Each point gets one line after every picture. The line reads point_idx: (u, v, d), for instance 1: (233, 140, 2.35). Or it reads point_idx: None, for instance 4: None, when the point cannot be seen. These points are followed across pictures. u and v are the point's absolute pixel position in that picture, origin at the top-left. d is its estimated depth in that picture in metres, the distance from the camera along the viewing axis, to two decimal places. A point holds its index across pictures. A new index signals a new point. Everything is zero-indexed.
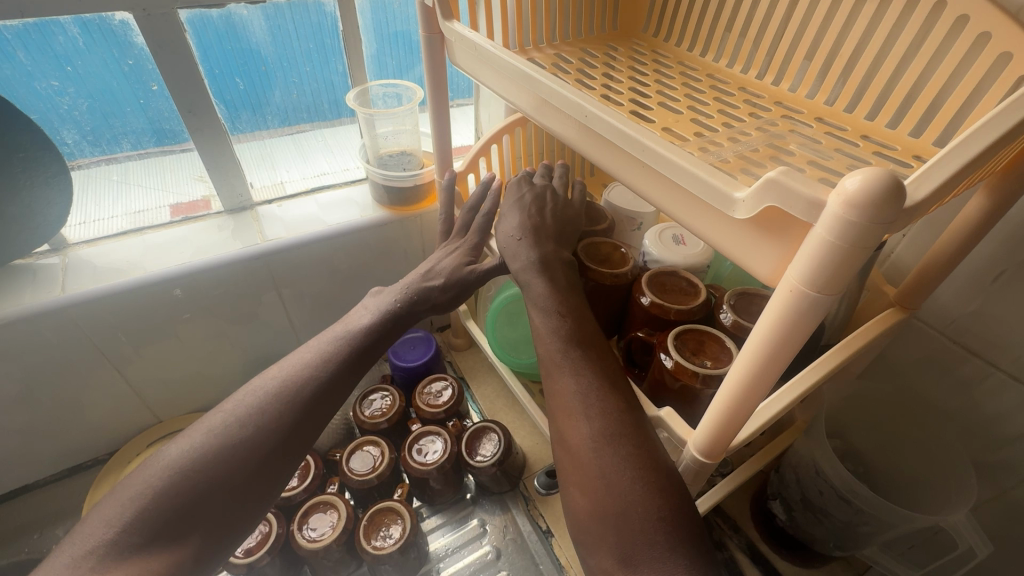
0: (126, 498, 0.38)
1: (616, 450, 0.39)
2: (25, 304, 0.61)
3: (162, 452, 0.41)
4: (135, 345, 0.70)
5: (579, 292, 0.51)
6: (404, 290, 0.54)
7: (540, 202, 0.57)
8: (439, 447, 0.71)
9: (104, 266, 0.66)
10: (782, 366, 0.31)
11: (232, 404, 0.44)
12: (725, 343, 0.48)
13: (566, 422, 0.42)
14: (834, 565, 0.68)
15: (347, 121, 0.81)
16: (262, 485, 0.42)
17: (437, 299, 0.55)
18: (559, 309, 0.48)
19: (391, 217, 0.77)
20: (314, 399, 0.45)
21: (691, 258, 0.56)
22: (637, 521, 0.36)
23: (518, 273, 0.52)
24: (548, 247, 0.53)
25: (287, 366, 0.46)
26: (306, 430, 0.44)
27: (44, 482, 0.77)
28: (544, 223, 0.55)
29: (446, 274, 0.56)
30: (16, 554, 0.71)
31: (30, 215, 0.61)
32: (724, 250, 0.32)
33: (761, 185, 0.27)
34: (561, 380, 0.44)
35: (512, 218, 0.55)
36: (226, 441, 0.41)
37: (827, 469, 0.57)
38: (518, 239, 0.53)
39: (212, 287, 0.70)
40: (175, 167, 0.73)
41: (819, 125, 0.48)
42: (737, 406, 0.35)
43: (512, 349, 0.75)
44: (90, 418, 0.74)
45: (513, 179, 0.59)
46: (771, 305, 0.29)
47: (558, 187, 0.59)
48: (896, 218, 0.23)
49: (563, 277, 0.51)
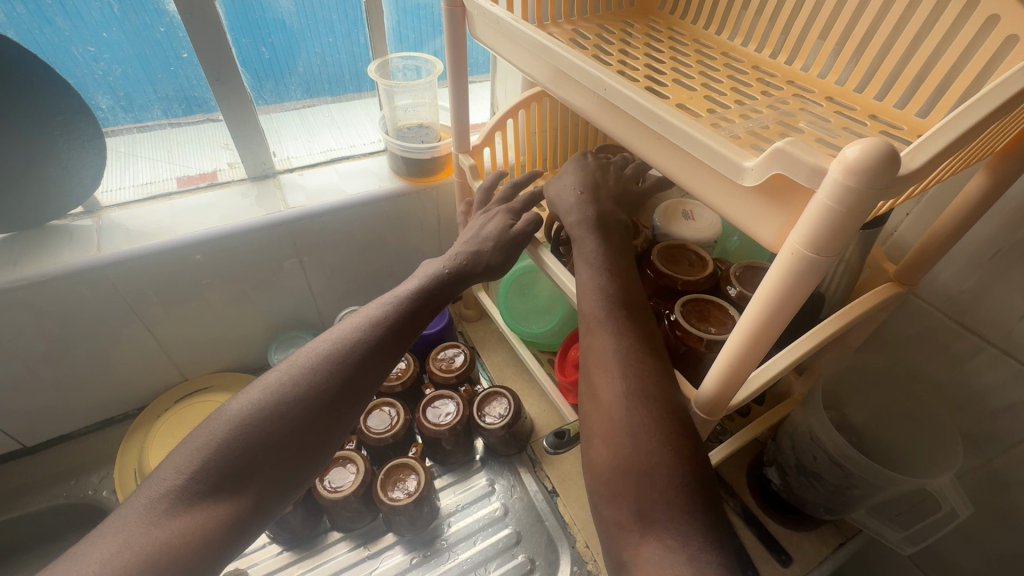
0: (193, 448, 0.42)
1: (647, 411, 0.42)
2: (65, 262, 0.64)
3: (225, 406, 0.44)
4: (164, 306, 0.73)
5: (629, 256, 0.53)
6: (465, 255, 0.58)
7: (604, 167, 0.60)
8: (452, 409, 0.75)
9: (135, 228, 0.68)
10: (781, 328, 0.34)
11: (286, 364, 0.47)
12: (729, 311, 0.51)
13: (601, 378, 0.45)
14: (825, 528, 0.71)
15: (366, 94, 0.84)
16: (314, 442, 0.45)
17: (481, 259, 0.57)
18: (609, 269, 0.50)
19: (408, 188, 0.79)
20: (368, 352, 0.48)
21: (700, 232, 0.58)
22: (659, 479, 0.39)
23: (572, 227, 0.54)
24: (604, 204, 0.56)
25: (337, 330, 0.50)
26: (355, 392, 0.47)
27: (79, 433, 0.81)
28: (605, 184, 0.58)
29: (494, 237, 0.58)
30: (54, 498, 0.76)
31: (68, 176, 0.63)
32: (733, 218, 0.35)
33: (769, 155, 0.29)
34: (604, 338, 0.46)
35: (572, 174, 0.59)
36: (281, 398, 0.44)
37: (822, 436, 0.60)
38: (576, 190, 0.57)
39: (233, 251, 0.72)
40: (182, 140, 0.75)
41: (829, 104, 0.50)
42: (738, 363, 0.38)
43: (524, 320, 0.79)
44: (119, 374, 0.77)
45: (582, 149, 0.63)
46: (774, 267, 0.31)
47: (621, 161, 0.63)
48: (891, 185, 0.25)
49: (616, 238, 0.54)
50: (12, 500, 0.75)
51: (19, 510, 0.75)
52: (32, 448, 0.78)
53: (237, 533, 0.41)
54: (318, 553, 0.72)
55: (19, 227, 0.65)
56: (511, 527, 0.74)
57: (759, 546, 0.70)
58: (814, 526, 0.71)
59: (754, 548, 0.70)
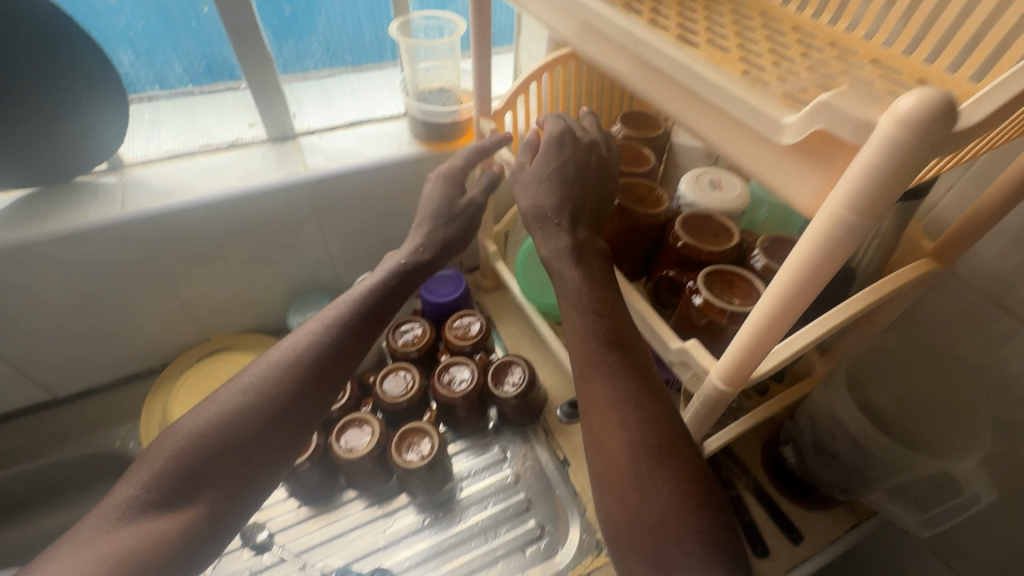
0: (150, 461, 0.44)
1: (652, 462, 0.41)
2: (91, 218, 0.64)
3: (181, 420, 0.47)
4: (187, 264, 0.74)
5: (611, 285, 0.50)
6: (425, 238, 0.60)
7: (582, 174, 0.53)
8: (467, 375, 0.75)
9: (158, 186, 0.69)
10: (813, 295, 0.33)
11: (240, 377, 0.49)
12: (755, 283, 0.49)
13: (603, 430, 0.43)
14: (838, 509, 0.71)
15: (386, 64, 0.87)
16: (269, 450, 0.47)
17: (438, 234, 0.60)
18: (595, 309, 0.48)
19: (428, 153, 0.78)
20: (320, 360, 0.50)
21: (726, 203, 0.57)
22: (674, 532, 0.39)
23: (548, 261, 0.51)
24: (582, 234, 0.51)
25: (291, 340, 0.51)
26: (317, 394, 0.50)
27: (107, 386, 0.84)
28: (581, 203, 0.52)
29: (444, 211, 0.61)
30: (84, 447, 0.78)
31: (92, 133, 0.64)
32: (767, 180, 0.33)
33: (812, 109, 0.27)
34: (594, 386, 0.45)
35: (551, 191, 0.52)
36: (232, 411, 0.46)
37: (843, 415, 0.59)
38: (550, 219, 0.51)
39: (253, 211, 0.72)
40: (204, 110, 0.78)
41: (874, 67, 0.47)
42: (763, 333, 0.37)
43: (541, 290, 0.79)
44: (145, 331, 0.79)
45: (552, 145, 0.54)
46: (809, 231, 0.30)
47: (600, 156, 0.55)
48: (945, 140, 0.24)
49: (598, 268, 0.51)
50: (45, 446, 0.78)
51: (51, 457, 0.78)
52: (63, 398, 0.81)
53: (194, 540, 0.42)
54: (333, 510, 0.74)
55: (47, 181, 0.66)
56: (522, 494, 0.75)
57: (771, 524, 0.70)
58: (828, 507, 0.70)
59: (766, 526, 0.69)
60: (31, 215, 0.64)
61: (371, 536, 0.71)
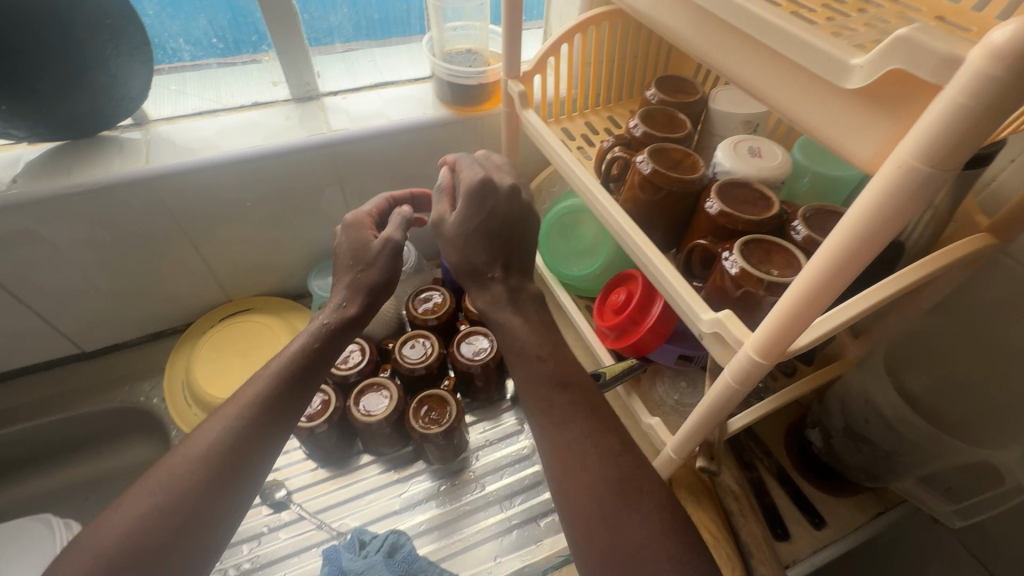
0: (78, 557, 0.42)
1: (616, 497, 0.44)
2: (115, 171, 0.64)
3: (111, 512, 0.45)
4: (210, 224, 0.74)
5: (547, 324, 0.55)
6: (350, 289, 0.58)
7: (507, 224, 0.55)
8: (486, 345, 0.74)
9: (181, 142, 0.68)
10: (865, 262, 0.31)
11: (175, 456, 0.48)
12: (795, 253, 0.47)
13: (568, 475, 0.46)
14: (863, 496, 0.69)
15: (411, 40, 0.86)
16: (208, 529, 0.45)
17: (365, 281, 0.57)
18: (539, 356, 0.51)
19: (453, 117, 0.76)
20: (259, 422, 0.50)
21: (766, 170, 0.53)
22: (650, 559, 0.42)
23: (488, 312, 0.54)
24: (514, 280, 0.55)
25: (228, 409, 0.51)
26: (257, 448, 0.49)
27: (133, 343, 0.85)
28: (510, 249, 0.55)
29: (358, 258, 0.58)
30: (111, 401, 0.80)
31: (117, 85, 0.63)
32: (822, 133, 0.31)
33: (886, 48, 0.25)
34: (550, 430, 0.48)
35: (483, 246, 0.54)
36: (168, 493, 0.45)
37: (879, 398, 0.57)
38: (484, 273, 0.55)
39: (276, 171, 0.71)
40: (229, 80, 0.78)
41: (939, 24, 0.40)
42: (809, 301, 0.34)
43: (564, 261, 0.77)
44: (168, 290, 0.80)
45: (474, 195, 0.54)
46: (872, 185, 0.28)
47: (520, 201, 0.56)
48: None
49: (532, 312, 0.55)
50: (74, 398, 0.80)
51: (78, 410, 0.79)
52: (90, 353, 0.83)
53: None
54: (350, 472, 0.75)
55: (72, 135, 0.66)
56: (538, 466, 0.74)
57: (792, 508, 0.68)
58: (852, 493, 0.69)
59: (787, 510, 0.68)
60: (58, 167, 0.64)
61: (388, 498, 0.72)
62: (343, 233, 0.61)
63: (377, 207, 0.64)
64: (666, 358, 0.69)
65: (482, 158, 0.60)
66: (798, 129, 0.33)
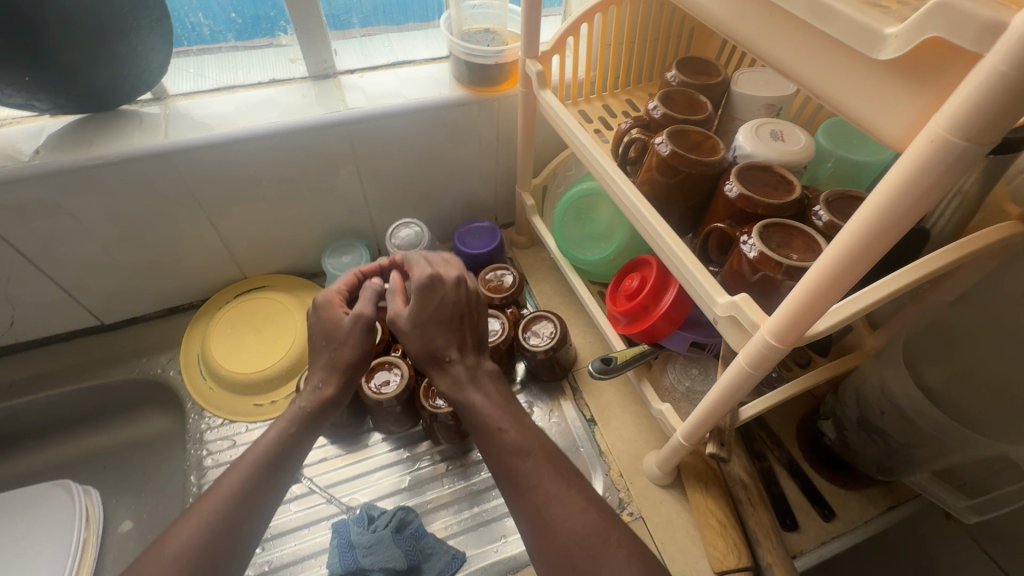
0: None
1: (595, 551, 0.45)
2: (135, 145, 0.65)
3: None
4: (226, 201, 0.74)
5: (506, 394, 0.55)
6: (325, 368, 0.56)
7: (458, 311, 0.56)
8: (497, 328, 0.74)
9: (200, 117, 0.69)
10: (891, 243, 0.30)
11: (160, 549, 0.45)
12: (816, 238, 0.46)
13: (544, 539, 0.46)
14: (875, 490, 0.68)
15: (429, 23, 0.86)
16: None
17: (339, 360, 0.55)
18: (496, 425, 0.51)
19: (469, 97, 0.75)
20: (244, 499, 0.49)
21: (788, 154, 0.52)
22: None
23: (449, 394, 0.53)
24: (471, 359, 0.55)
25: (208, 495, 0.49)
26: (246, 522, 0.48)
27: (151, 316, 0.87)
28: (465, 332, 0.56)
29: (331, 341, 0.56)
30: (128, 372, 0.82)
31: (136, 59, 0.63)
32: (852, 108, 0.31)
33: (922, 16, 0.24)
34: (518, 497, 0.48)
35: (441, 330, 0.54)
36: None
37: (896, 390, 0.57)
38: (448, 357, 0.53)
39: (292, 149, 0.72)
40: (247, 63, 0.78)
41: None
42: (830, 283, 0.33)
43: (578, 246, 0.77)
44: (185, 265, 0.81)
45: (423, 284, 0.55)
46: (903, 161, 0.27)
47: (466, 287, 0.58)
48: None
49: (492, 387, 0.54)
50: (93, 369, 0.82)
51: (97, 380, 0.81)
52: (109, 325, 0.85)
53: None
54: (360, 449, 0.75)
55: (93, 108, 0.66)
56: None
57: (802, 499, 0.67)
58: (864, 487, 0.68)
59: (797, 500, 0.67)
60: (80, 140, 0.65)
61: (397, 476, 0.73)
62: (313, 316, 0.57)
63: (347, 284, 0.60)
64: (678, 346, 0.68)
65: (430, 254, 0.61)
66: (826, 104, 0.33)
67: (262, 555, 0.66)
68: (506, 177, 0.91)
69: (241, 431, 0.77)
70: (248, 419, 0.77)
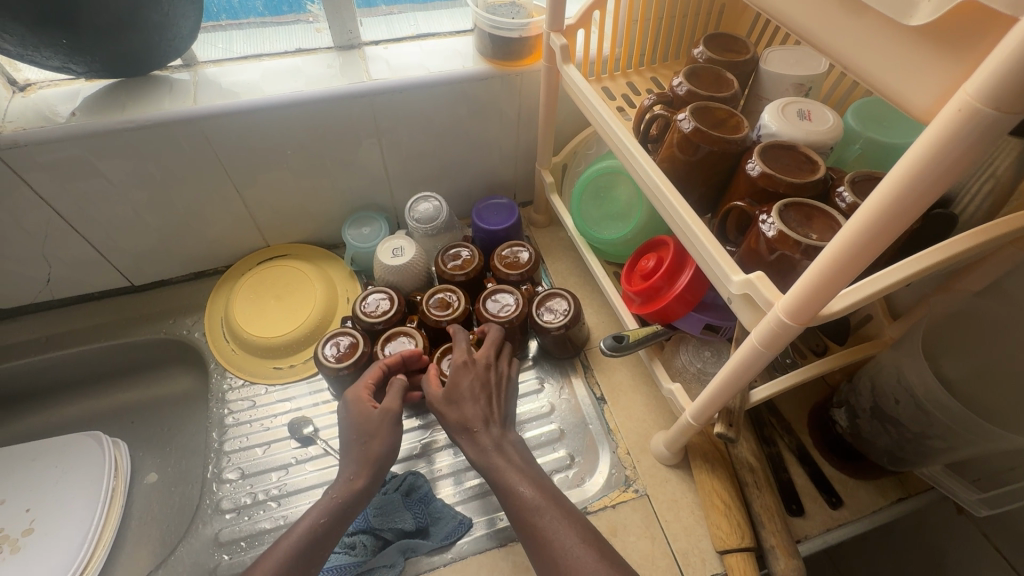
0: None
1: None
2: (165, 109, 0.67)
3: None
4: (251, 169, 0.76)
5: (530, 463, 0.58)
6: (357, 462, 0.59)
7: (487, 389, 0.62)
8: (512, 303, 0.75)
9: (227, 84, 0.70)
10: (915, 215, 0.30)
11: None
12: (837, 218, 0.45)
13: None
14: (885, 481, 0.67)
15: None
16: None
17: (369, 455, 0.59)
18: (517, 487, 0.54)
19: (492, 71, 0.75)
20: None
21: (814, 134, 0.51)
22: None
23: (478, 464, 0.57)
24: (497, 428, 0.59)
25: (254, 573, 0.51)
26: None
27: (177, 280, 0.90)
28: (495, 406, 0.61)
29: (362, 433, 0.60)
30: (156, 332, 0.85)
31: (167, 25, 0.64)
32: (882, 84, 0.31)
33: None
34: (540, 550, 0.51)
35: (470, 403, 0.60)
36: None
37: (912, 379, 0.56)
38: (474, 429, 0.58)
39: (316, 119, 0.72)
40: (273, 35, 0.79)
41: None
42: (848, 259, 0.33)
43: (595, 225, 0.76)
44: (211, 231, 0.83)
45: (460, 362, 0.63)
46: (926, 134, 0.27)
47: (497, 370, 0.64)
48: None
49: (517, 455, 0.58)
50: (122, 327, 0.85)
51: (126, 338, 0.84)
52: (138, 286, 0.88)
53: None
54: None
55: (125, 72, 0.68)
56: (556, 424, 0.75)
57: (810, 486, 0.67)
58: (874, 477, 0.67)
59: (804, 486, 0.67)
60: (113, 104, 0.67)
61: (408, 442, 0.75)
62: (346, 413, 0.63)
63: (375, 376, 0.66)
64: (692, 327, 0.68)
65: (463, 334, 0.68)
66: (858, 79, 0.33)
67: (279, 510, 0.70)
68: (526, 154, 0.90)
69: (261, 393, 0.80)
70: (267, 381, 0.80)
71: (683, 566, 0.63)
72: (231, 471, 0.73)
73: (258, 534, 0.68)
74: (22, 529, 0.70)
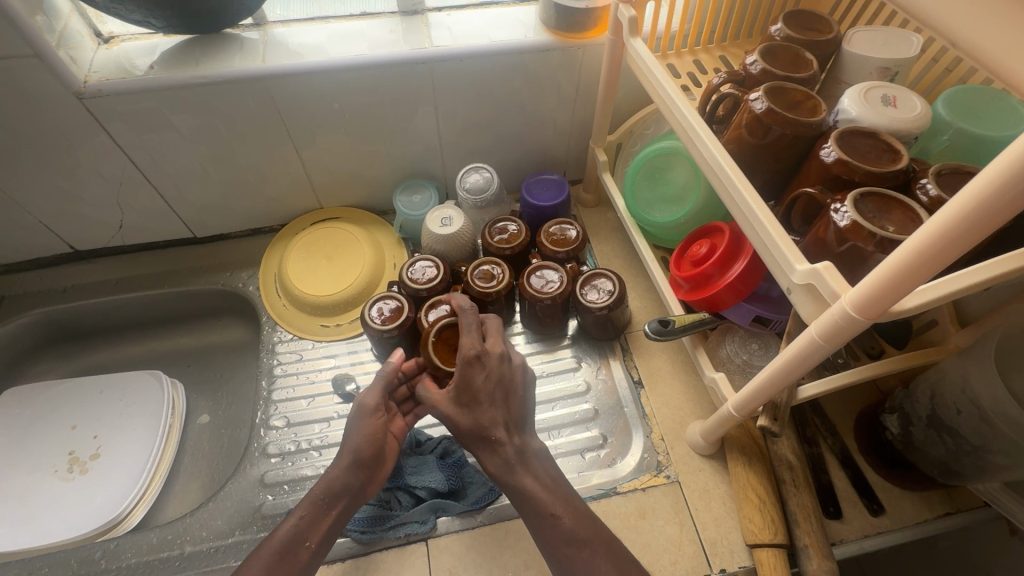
0: None
1: None
2: (236, 67, 0.69)
3: None
4: (311, 131, 0.78)
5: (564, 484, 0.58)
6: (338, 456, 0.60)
7: (501, 386, 0.58)
8: (556, 280, 0.75)
9: (295, 45, 0.72)
10: (995, 226, 0.29)
11: None
12: (919, 211, 0.42)
13: None
14: (933, 493, 0.65)
15: None
16: None
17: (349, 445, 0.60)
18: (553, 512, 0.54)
19: (555, 43, 0.73)
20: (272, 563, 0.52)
21: (900, 121, 0.48)
22: None
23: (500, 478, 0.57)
24: (519, 441, 0.58)
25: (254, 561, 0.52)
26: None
27: (236, 235, 0.94)
28: (508, 410, 0.58)
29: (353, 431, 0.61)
30: (215, 283, 0.89)
31: None
32: None
33: None
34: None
35: (488, 408, 0.57)
36: None
37: (979, 390, 0.53)
38: (495, 438, 0.57)
39: (375, 83, 0.73)
40: None
41: None
42: (922, 264, 0.32)
43: (647, 207, 0.75)
44: (270, 190, 0.86)
45: (471, 356, 0.57)
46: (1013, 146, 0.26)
47: (508, 365, 0.59)
48: None
49: (544, 469, 0.57)
50: (184, 277, 0.90)
51: (187, 286, 0.89)
52: (200, 239, 0.92)
53: None
54: None
55: (200, 29, 0.70)
56: (591, 403, 0.76)
57: (852, 491, 0.65)
58: (921, 488, 0.65)
59: (844, 491, 0.65)
60: (188, 59, 0.70)
61: None
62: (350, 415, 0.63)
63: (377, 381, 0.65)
64: (741, 318, 0.66)
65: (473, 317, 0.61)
66: None
67: (320, 459, 0.73)
68: (581, 131, 0.89)
69: (308, 347, 0.83)
70: (315, 337, 0.84)
71: (710, 555, 0.62)
72: (278, 418, 0.77)
73: (301, 479, 0.72)
74: (90, 453, 0.76)
